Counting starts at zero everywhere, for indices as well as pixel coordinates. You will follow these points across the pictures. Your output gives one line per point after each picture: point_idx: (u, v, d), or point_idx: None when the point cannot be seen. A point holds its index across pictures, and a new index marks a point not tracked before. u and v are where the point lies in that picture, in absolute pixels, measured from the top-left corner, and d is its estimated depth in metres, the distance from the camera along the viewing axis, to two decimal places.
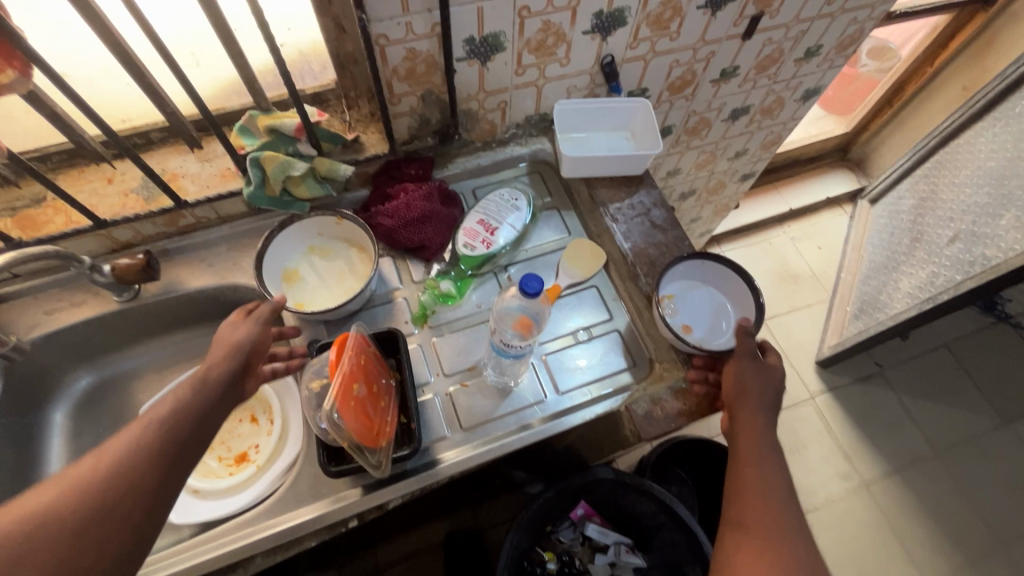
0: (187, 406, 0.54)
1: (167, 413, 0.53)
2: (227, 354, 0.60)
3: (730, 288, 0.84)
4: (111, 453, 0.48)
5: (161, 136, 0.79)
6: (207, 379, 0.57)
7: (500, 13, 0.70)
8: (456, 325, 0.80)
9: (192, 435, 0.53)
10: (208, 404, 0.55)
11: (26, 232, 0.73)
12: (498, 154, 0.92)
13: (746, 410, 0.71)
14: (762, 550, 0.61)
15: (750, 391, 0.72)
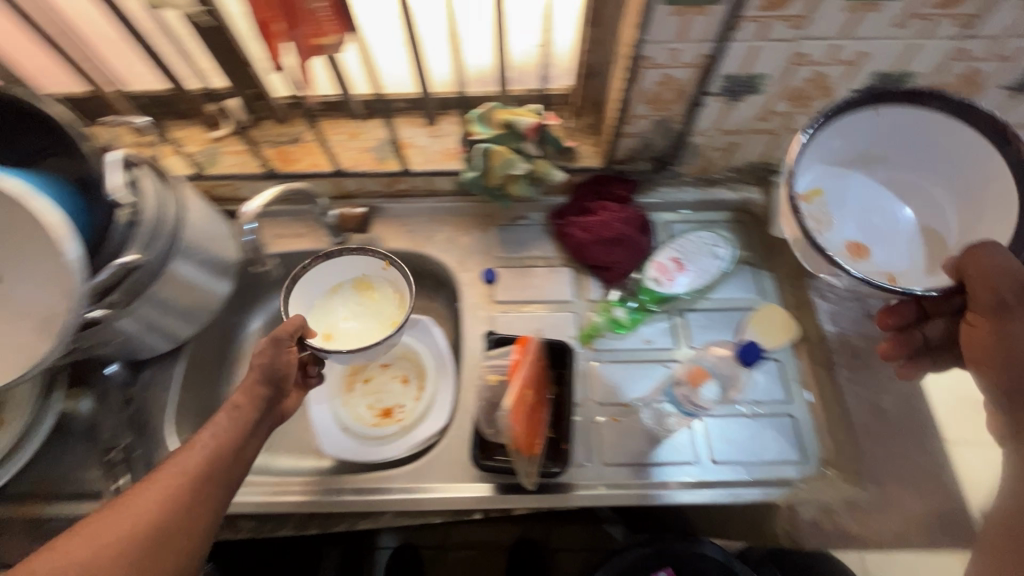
0: (233, 433, 0.56)
1: (208, 441, 0.54)
2: (258, 377, 0.61)
3: (941, 144, 0.59)
4: (162, 485, 0.50)
5: (405, 106, 0.85)
6: (243, 404, 0.58)
7: (774, 55, 0.66)
8: (619, 356, 0.78)
9: (236, 460, 0.55)
10: (249, 428, 0.57)
11: (282, 165, 0.85)
12: (706, 193, 0.88)
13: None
14: None
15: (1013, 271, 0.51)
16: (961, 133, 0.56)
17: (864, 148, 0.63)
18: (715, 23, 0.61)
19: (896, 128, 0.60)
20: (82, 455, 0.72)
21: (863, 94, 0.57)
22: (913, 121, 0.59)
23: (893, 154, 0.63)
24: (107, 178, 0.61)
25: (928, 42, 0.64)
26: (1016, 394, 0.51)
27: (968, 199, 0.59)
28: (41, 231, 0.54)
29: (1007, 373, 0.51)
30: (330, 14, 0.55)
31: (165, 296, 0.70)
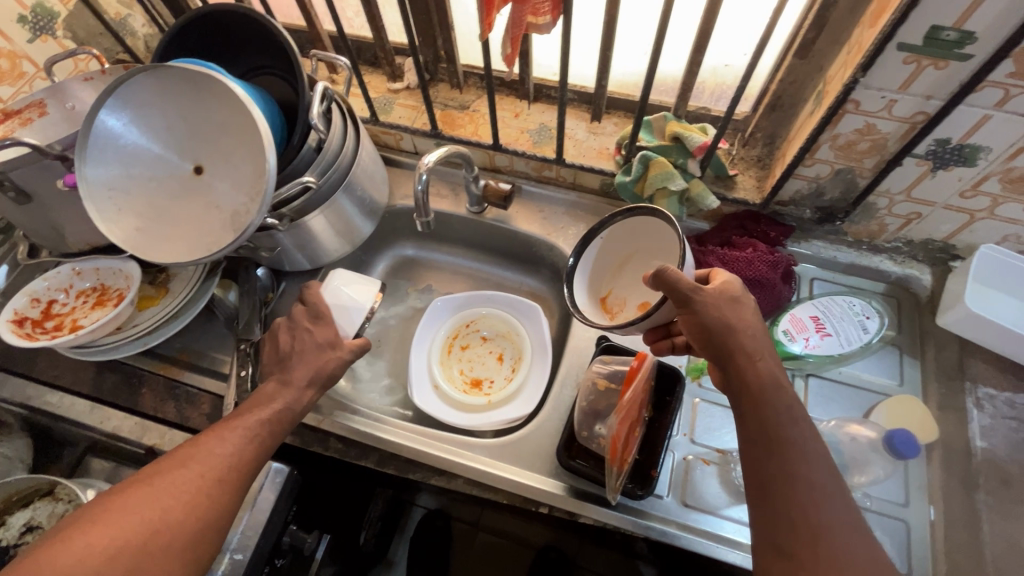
0: (257, 430, 0.58)
1: (229, 443, 0.55)
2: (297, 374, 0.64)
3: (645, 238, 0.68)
4: (185, 484, 0.51)
5: (573, 97, 0.87)
6: (280, 408, 0.61)
7: (1006, 129, 0.58)
8: (725, 401, 0.74)
9: (254, 459, 0.56)
10: (267, 429, 0.58)
11: (445, 127, 0.89)
12: (862, 258, 0.81)
13: (744, 343, 0.54)
14: None
15: (746, 317, 0.56)
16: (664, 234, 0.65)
17: (635, 251, 0.71)
18: (950, 80, 0.55)
19: (637, 232, 0.69)
20: (222, 339, 0.81)
21: (625, 213, 0.67)
22: (641, 223, 0.68)
23: (643, 250, 0.70)
24: (311, 105, 0.66)
25: None
26: (783, 431, 0.50)
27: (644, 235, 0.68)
28: (255, 136, 0.62)
29: (760, 417, 0.51)
30: None
31: (323, 221, 0.76)
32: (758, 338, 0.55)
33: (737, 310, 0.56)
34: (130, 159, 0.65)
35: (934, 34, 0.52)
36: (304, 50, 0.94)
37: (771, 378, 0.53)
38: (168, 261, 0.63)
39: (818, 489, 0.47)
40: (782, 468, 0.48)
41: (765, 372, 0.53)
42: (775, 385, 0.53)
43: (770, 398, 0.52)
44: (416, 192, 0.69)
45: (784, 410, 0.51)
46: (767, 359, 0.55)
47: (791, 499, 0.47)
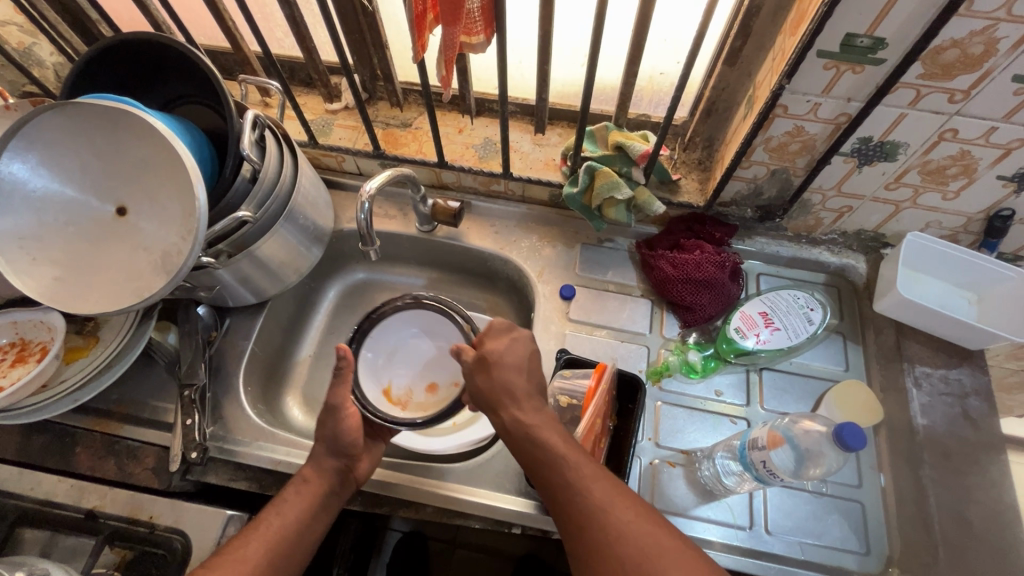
0: (298, 516, 0.58)
1: (271, 524, 0.57)
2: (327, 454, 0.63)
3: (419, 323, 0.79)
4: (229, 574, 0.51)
5: (516, 110, 0.86)
6: (315, 479, 0.61)
7: (920, 125, 0.62)
8: (686, 402, 0.76)
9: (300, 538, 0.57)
10: (314, 504, 0.59)
11: (388, 146, 0.87)
12: (803, 251, 0.85)
13: (489, 393, 0.58)
14: None
15: (496, 366, 0.58)
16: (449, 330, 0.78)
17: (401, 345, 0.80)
18: (867, 83, 0.58)
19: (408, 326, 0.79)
20: (163, 385, 0.76)
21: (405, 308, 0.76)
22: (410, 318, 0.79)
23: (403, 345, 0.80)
24: (241, 134, 0.63)
25: None
26: (543, 463, 0.52)
27: (421, 326, 0.80)
28: (182, 173, 0.59)
29: (527, 459, 0.54)
30: (478, 16, 0.55)
31: (266, 255, 0.73)
32: (512, 376, 0.58)
33: (488, 365, 0.58)
34: (44, 205, 0.60)
35: (849, 41, 0.55)
36: (233, 72, 0.90)
37: (521, 420, 0.55)
38: (94, 311, 0.59)
39: (595, 503, 0.48)
40: (561, 497, 0.50)
41: (515, 413, 0.55)
42: (528, 423, 0.55)
43: (522, 439, 0.54)
44: (359, 220, 0.67)
45: (536, 443, 0.53)
46: (519, 396, 0.57)
47: (578, 523, 0.48)
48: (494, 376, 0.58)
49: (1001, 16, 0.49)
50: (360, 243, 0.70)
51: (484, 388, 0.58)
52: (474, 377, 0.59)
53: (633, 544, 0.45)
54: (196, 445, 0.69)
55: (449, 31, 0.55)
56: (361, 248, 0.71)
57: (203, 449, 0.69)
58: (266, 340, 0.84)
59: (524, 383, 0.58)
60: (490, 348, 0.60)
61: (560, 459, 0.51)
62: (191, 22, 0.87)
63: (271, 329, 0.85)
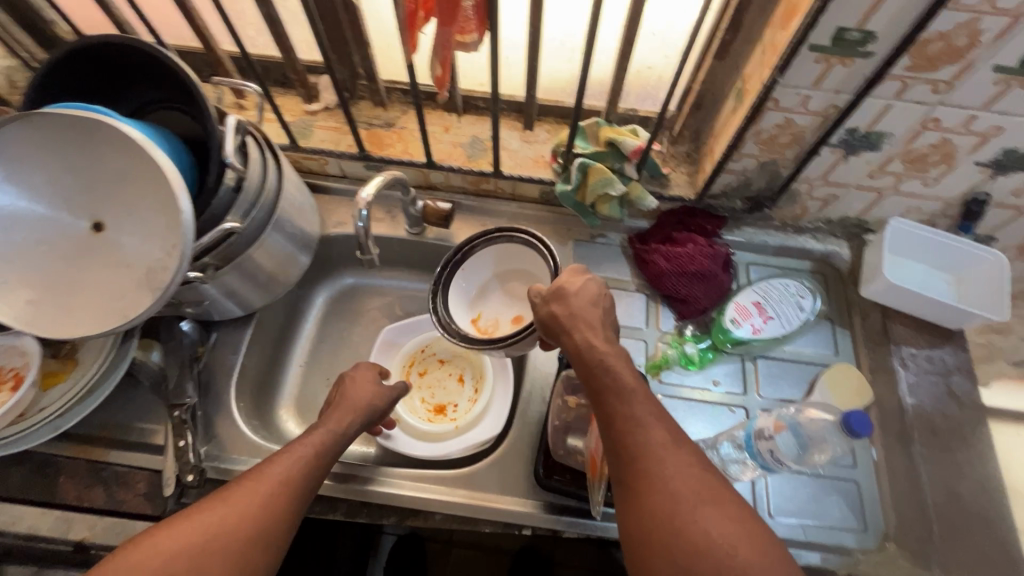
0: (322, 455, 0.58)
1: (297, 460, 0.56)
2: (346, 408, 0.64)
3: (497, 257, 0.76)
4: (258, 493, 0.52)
5: (503, 106, 0.85)
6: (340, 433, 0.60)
7: (905, 115, 0.64)
8: (685, 394, 0.77)
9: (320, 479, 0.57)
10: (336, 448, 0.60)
11: (373, 147, 0.85)
12: (790, 239, 0.86)
13: (570, 323, 0.57)
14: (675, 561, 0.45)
15: (571, 298, 0.59)
16: (514, 245, 0.74)
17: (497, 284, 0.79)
18: (856, 76, 0.60)
19: (476, 269, 0.77)
20: (148, 406, 0.72)
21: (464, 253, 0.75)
22: (479, 258, 0.76)
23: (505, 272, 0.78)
24: (224, 142, 0.60)
25: None
26: (613, 390, 0.52)
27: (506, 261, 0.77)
28: (164, 185, 0.56)
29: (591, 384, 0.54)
30: (473, 15, 0.53)
31: (253, 266, 0.70)
32: (585, 316, 0.58)
33: (561, 296, 0.59)
34: (13, 223, 0.57)
35: (840, 35, 0.56)
36: (203, 73, 0.85)
37: (596, 347, 0.55)
38: (75, 335, 0.56)
39: (656, 441, 0.49)
40: (619, 428, 0.50)
41: (593, 343, 0.55)
42: (600, 351, 0.55)
43: (600, 366, 0.54)
44: (356, 228, 0.65)
45: (607, 371, 0.53)
46: (592, 327, 0.57)
47: (641, 451, 0.49)
48: (567, 308, 0.58)
49: (986, 9, 0.51)
50: (354, 251, 0.68)
51: (568, 315, 0.58)
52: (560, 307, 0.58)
53: (691, 487, 0.46)
54: (191, 467, 0.67)
55: (445, 31, 0.54)
56: (355, 257, 0.69)
57: (199, 471, 0.67)
58: (256, 352, 0.81)
59: (596, 316, 0.58)
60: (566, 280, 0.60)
61: (627, 391, 0.52)
62: (155, 21, 0.82)
63: (260, 341, 0.82)
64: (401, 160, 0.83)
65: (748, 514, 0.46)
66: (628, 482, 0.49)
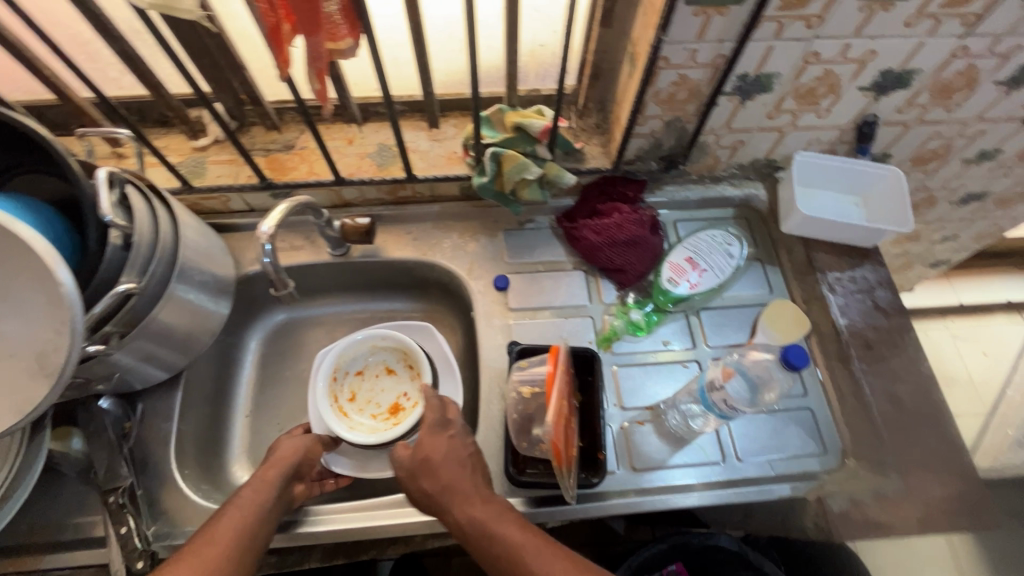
0: (259, 498, 0.59)
1: (240, 513, 0.57)
2: (287, 457, 0.65)
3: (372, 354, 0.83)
4: (215, 540, 0.54)
5: (404, 109, 0.83)
6: (268, 480, 0.61)
7: (787, 54, 0.66)
8: (640, 360, 0.78)
9: (265, 517, 0.58)
10: (271, 490, 0.61)
11: (275, 174, 0.80)
12: (709, 191, 0.89)
13: (442, 498, 0.59)
14: None
15: (437, 470, 0.61)
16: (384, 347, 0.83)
17: (377, 377, 0.85)
18: (734, 22, 0.61)
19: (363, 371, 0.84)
20: (79, 499, 0.66)
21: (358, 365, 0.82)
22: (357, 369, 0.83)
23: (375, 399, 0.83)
24: (97, 198, 0.55)
25: (934, 39, 0.65)
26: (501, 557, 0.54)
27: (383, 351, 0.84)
28: (31, 258, 0.49)
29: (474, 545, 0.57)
30: (341, 19, 0.50)
31: (166, 325, 0.65)
32: (456, 481, 0.60)
33: (431, 472, 0.61)
34: None
35: None
36: (67, 127, 0.78)
37: (471, 517, 0.57)
38: None
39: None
40: (494, 558, 0.55)
41: (470, 516, 0.57)
42: (479, 520, 0.57)
43: (481, 535, 0.56)
44: (265, 265, 0.62)
45: (492, 540, 0.55)
46: (466, 498, 0.59)
47: None
48: (440, 468, 0.61)
49: None
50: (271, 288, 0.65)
51: (438, 485, 0.60)
52: (428, 484, 0.61)
53: None
54: (140, 553, 0.63)
55: (314, 41, 0.51)
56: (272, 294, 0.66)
57: (149, 556, 0.63)
58: (191, 413, 0.75)
59: (466, 484, 0.60)
60: (415, 486, 0.62)
61: (504, 531, 0.56)
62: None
63: (194, 398, 0.76)
64: (308, 182, 0.79)
65: None
66: None
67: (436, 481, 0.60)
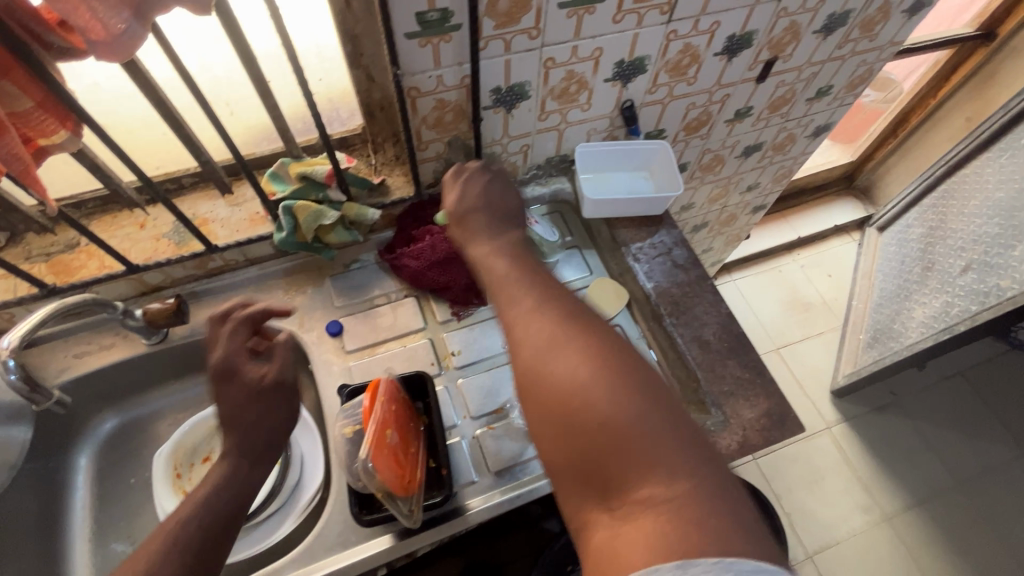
0: (217, 479, 0.58)
1: (208, 495, 0.57)
2: (259, 437, 0.62)
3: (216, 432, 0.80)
4: (163, 533, 0.53)
5: (192, 181, 0.81)
6: (216, 493, 0.57)
7: (526, 64, 0.72)
8: (483, 369, 0.81)
9: (239, 497, 0.58)
10: (240, 466, 0.60)
11: (60, 277, 0.75)
12: (519, 194, 0.95)
13: (484, 275, 0.64)
14: (598, 453, 0.45)
15: (478, 247, 0.67)
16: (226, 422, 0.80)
17: None
18: (462, 47, 0.66)
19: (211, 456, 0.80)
20: None
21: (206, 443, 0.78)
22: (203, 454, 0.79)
23: None
24: None
25: (645, 29, 0.75)
26: (519, 332, 0.53)
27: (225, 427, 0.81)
28: None
29: (518, 348, 0.52)
30: (44, 113, 0.50)
31: None
32: (483, 248, 0.67)
33: (483, 261, 0.65)
34: None
35: (422, 18, 0.61)
36: None
37: (501, 288, 0.60)
38: None
39: (559, 364, 0.49)
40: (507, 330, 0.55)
41: (506, 289, 0.59)
42: (505, 297, 0.58)
43: (506, 308, 0.57)
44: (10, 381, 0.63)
45: (514, 318, 0.55)
46: (504, 271, 0.62)
47: (541, 379, 0.49)
48: (467, 234, 0.69)
49: None
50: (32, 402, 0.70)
51: (495, 257, 0.65)
52: (480, 244, 0.67)
53: (591, 383, 0.47)
54: None
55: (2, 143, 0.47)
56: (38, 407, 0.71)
57: None
58: None
59: (509, 264, 0.63)
60: (473, 252, 0.67)
61: (551, 349, 0.50)
62: None
63: None
64: (98, 277, 0.75)
65: (642, 393, 0.46)
66: (536, 401, 0.49)
67: (477, 222, 0.69)
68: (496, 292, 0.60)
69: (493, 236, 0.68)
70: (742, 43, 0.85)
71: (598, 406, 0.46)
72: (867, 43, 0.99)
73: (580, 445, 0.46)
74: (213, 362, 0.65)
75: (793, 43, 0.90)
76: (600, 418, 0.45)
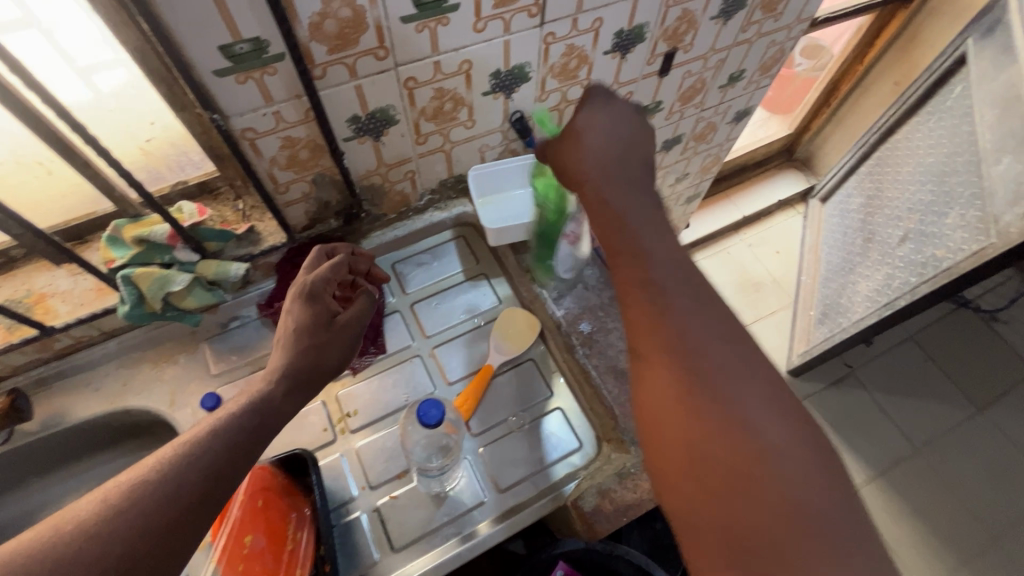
0: (255, 394, 0.49)
1: (242, 400, 0.49)
2: (304, 357, 0.53)
3: None
4: (198, 427, 0.45)
5: (24, 253, 0.70)
6: (263, 395, 0.50)
7: (382, 87, 0.63)
8: (383, 427, 0.72)
9: (274, 415, 0.49)
10: (284, 384, 0.51)
11: None
12: (415, 223, 0.85)
13: (617, 260, 0.53)
14: (761, 517, 0.40)
15: (612, 221, 0.54)
16: None
17: None
18: (293, 79, 0.57)
19: None
20: None
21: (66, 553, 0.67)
22: None
23: None
24: None
25: (516, 35, 0.66)
26: (666, 346, 0.47)
27: None
28: None
29: (652, 380, 0.47)
30: None
31: None
32: (614, 219, 0.54)
33: (608, 236, 0.54)
34: None
35: (229, 52, 0.51)
36: None
37: (639, 290, 0.50)
38: None
39: (712, 412, 0.44)
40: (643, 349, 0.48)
41: (639, 286, 0.50)
42: (650, 299, 0.49)
43: (648, 313, 0.49)
44: None
45: (655, 330, 0.48)
46: (635, 260, 0.52)
47: (696, 420, 0.44)
48: (591, 181, 0.57)
49: None
50: None
51: (632, 229, 0.53)
52: (617, 197, 0.55)
53: (759, 439, 0.42)
54: None
55: None
56: None
57: None
58: None
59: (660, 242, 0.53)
60: (608, 238, 0.54)
61: (704, 387, 0.45)
62: None
63: None
64: None
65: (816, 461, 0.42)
66: (684, 446, 0.44)
67: (612, 177, 0.57)
68: (633, 286, 0.51)
69: (623, 205, 0.55)
70: (633, 38, 0.77)
71: (776, 469, 0.41)
72: (772, 23, 0.92)
73: (736, 504, 0.41)
74: (302, 280, 0.59)
75: (691, 32, 0.83)
76: (770, 478, 0.41)
